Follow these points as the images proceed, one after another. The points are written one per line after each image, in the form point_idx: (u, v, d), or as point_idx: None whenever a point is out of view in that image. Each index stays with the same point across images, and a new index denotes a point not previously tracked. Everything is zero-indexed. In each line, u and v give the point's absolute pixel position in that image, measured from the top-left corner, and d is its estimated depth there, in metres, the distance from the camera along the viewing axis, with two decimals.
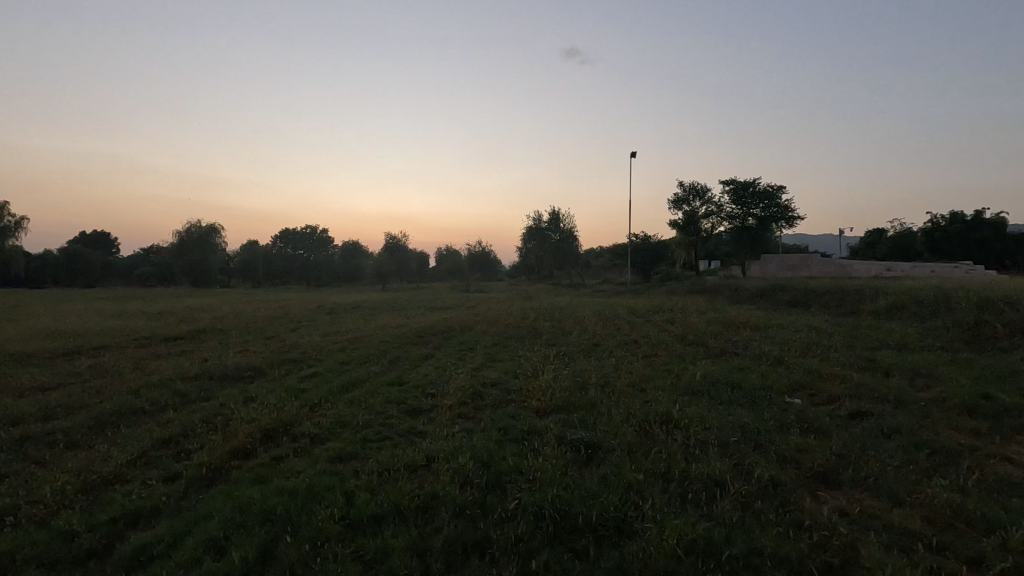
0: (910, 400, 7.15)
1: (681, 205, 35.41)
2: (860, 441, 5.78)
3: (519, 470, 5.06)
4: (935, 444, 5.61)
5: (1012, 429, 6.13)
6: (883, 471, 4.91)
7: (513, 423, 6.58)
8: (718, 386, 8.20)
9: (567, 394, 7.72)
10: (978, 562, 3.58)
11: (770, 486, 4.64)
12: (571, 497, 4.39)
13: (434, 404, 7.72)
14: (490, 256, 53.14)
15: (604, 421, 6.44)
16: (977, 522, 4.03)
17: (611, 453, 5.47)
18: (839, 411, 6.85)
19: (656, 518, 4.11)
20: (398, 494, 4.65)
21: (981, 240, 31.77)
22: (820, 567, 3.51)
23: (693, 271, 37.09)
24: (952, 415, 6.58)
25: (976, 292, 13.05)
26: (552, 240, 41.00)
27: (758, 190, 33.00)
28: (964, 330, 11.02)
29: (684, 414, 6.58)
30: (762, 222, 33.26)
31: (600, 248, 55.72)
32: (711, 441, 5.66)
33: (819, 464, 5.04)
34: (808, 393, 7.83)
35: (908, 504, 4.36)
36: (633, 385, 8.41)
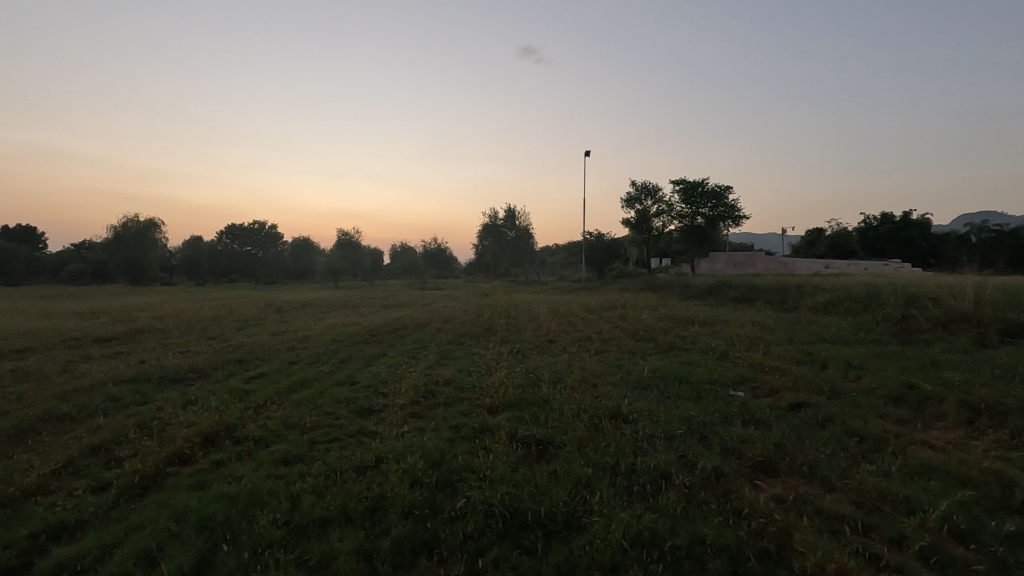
0: (843, 391, 7.56)
1: (634, 204, 36.14)
2: (797, 431, 6.06)
3: (469, 468, 5.05)
4: (865, 432, 5.94)
5: (932, 416, 6.58)
6: (817, 459, 5.16)
7: (465, 421, 6.56)
8: (666, 381, 8.43)
9: (519, 391, 7.75)
10: (900, 542, 3.81)
11: (712, 476, 4.81)
12: (521, 494, 4.41)
13: (386, 403, 7.60)
14: (446, 254, 52.75)
15: (556, 418, 6.51)
16: (900, 505, 4.30)
17: (562, 448, 5.53)
18: (778, 403, 7.16)
19: (603, 511, 4.18)
20: (345, 497, 4.55)
21: (909, 240, 33.95)
22: (756, 553, 3.65)
23: (646, 269, 37.96)
24: (880, 404, 7.00)
25: (903, 289, 13.93)
26: (508, 238, 41.06)
27: (706, 190, 34.09)
28: (892, 324, 11.75)
29: (633, 408, 6.73)
30: (710, 221, 34.36)
31: (555, 246, 56.31)
32: (658, 435, 5.81)
33: (758, 454, 5.25)
34: (751, 385, 8.15)
35: (840, 489, 4.60)
36: (586, 381, 8.54)
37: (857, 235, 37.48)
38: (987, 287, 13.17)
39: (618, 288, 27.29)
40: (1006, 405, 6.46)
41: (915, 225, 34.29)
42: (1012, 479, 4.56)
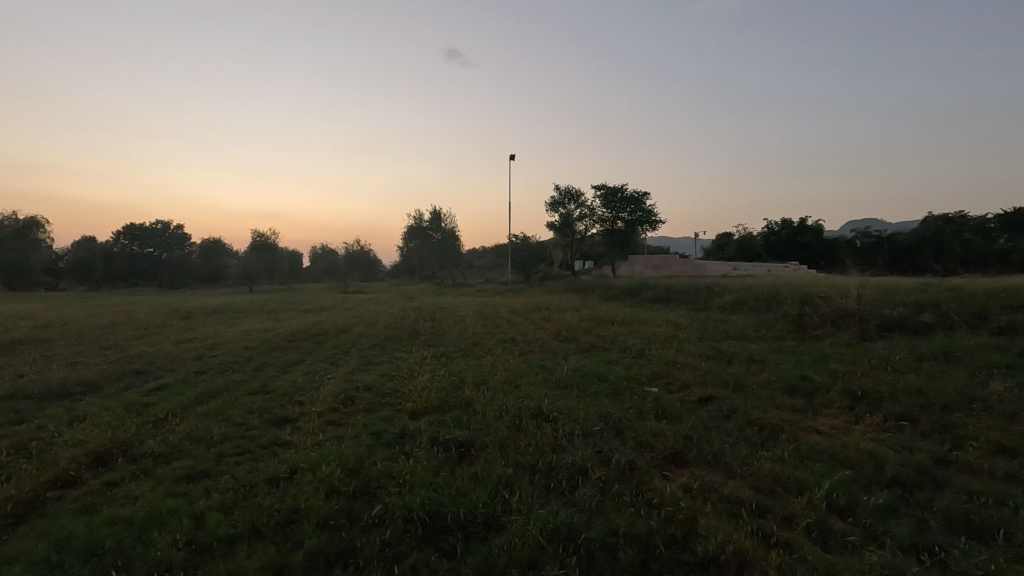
0: (746, 384, 8.15)
1: (557, 208, 36.90)
2: (705, 423, 6.46)
3: (389, 474, 4.97)
4: (764, 421, 6.43)
5: (821, 404, 7.24)
6: (721, 449, 5.53)
7: (386, 427, 6.43)
8: (586, 379, 8.69)
9: (442, 394, 7.72)
10: (791, 520, 4.16)
11: (627, 469, 5.03)
12: (441, 498, 4.39)
13: (302, 412, 7.30)
14: (371, 256, 51.03)
15: (478, 419, 6.53)
16: (791, 486, 4.70)
17: (483, 450, 5.57)
18: (689, 397, 7.60)
19: (522, 509, 4.24)
20: (255, 512, 4.33)
21: (805, 243, 37.28)
22: (664, 539, 3.85)
23: (570, 271, 38.88)
24: (778, 395, 7.61)
25: (798, 289, 15.20)
26: (434, 241, 40.57)
27: (625, 196, 35.72)
28: (790, 321, 12.81)
29: (553, 407, 6.88)
30: (630, 226, 35.67)
31: (481, 250, 56.52)
32: (577, 432, 5.98)
33: (669, 446, 5.55)
34: (665, 381, 8.59)
35: (740, 475, 4.95)
36: (509, 382, 8.64)
37: (761, 240, 40.58)
38: (867, 286, 14.69)
39: (544, 290, 27.80)
40: (880, 391, 7.23)
41: (810, 231, 37.71)
42: (884, 458, 5.11)
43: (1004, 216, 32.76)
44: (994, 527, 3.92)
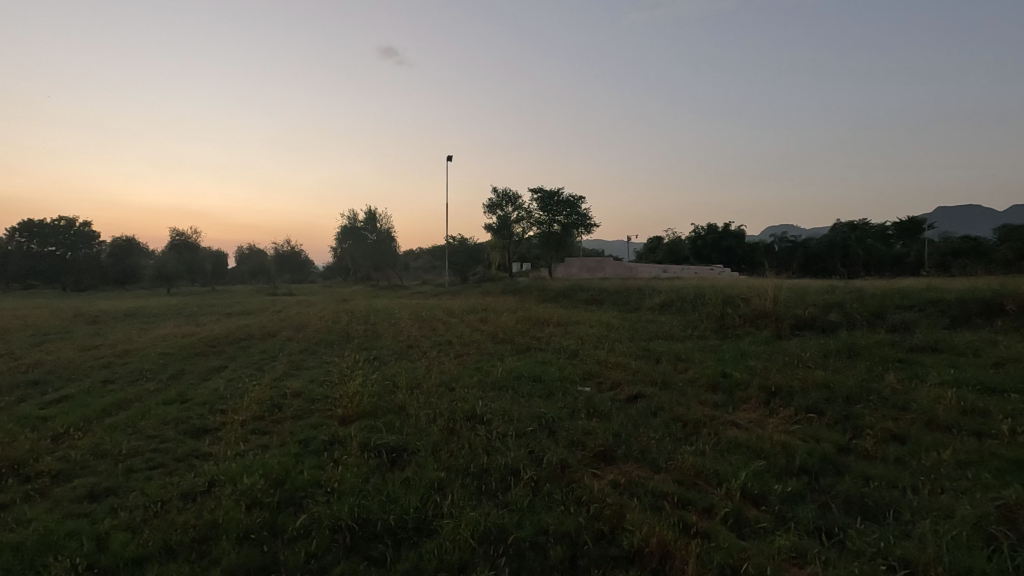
0: (672, 381, 8.52)
1: (494, 210, 36.94)
2: (633, 420, 6.70)
3: (317, 483, 4.81)
4: (688, 417, 6.75)
5: (739, 399, 7.68)
6: (648, 444, 5.75)
7: (315, 434, 6.22)
8: (521, 381, 8.77)
9: (375, 399, 7.55)
10: (711, 511, 4.38)
11: (558, 468, 5.12)
12: (371, 505, 4.30)
13: (223, 421, 6.93)
14: (300, 256, 49.42)
15: (411, 424, 6.44)
16: (711, 478, 4.96)
17: (416, 454, 5.51)
18: (619, 395, 7.85)
19: (454, 512, 4.23)
20: (168, 529, 4.06)
21: (728, 246, 39.72)
22: (592, 535, 3.95)
23: (508, 273, 39.12)
24: (701, 392, 8.01)
25: (721, 290, 16.08)
26: (369, 242, 39.58)
27: (561, 199, 36.48)
28: (713, 320, 13.51)
29: (487, 409, 6.90)
30: (566, 229, 36.34)
31: (418, 253, 55.86)
32: (511, 433, 6.03)
33: (599, 444, 5.70)
34: (596, 380, 8.83)
35: (665, 470, 5.17)
36: (444, 385, 8.59)
37: (688, 243, 42.66)
38: (782, 288, 15.77)
39: (481, 292, 27.82)
40: (791, 386, 7.77)
41: (733, 236, 40.20)
42: (793, 448, 5.49)
43: (902, 227, 36.04)
44: (886, 507, 4.31)
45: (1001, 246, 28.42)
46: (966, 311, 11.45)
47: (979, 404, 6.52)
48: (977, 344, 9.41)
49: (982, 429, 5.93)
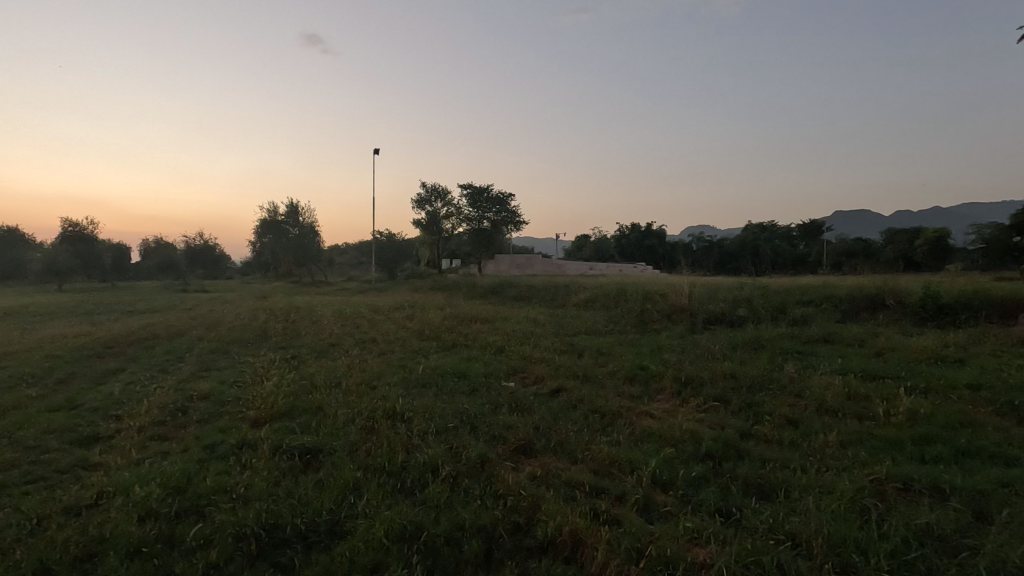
0: (593, 375, 8.79)
1: (423, 205, 36.34)
2: (554, 413, 6.85)
3: (222, 489, 4.55)
4: (606, 409, 6.98)
5: (654, 390, 8.07)
6: (567, 436, 5.90)
7: (222, 438, 5.87)
8: (445, 378, 8.72)
9: (291, 399, 7.24)
10: (622, 498, 4.56)
11: (478, 463, 5.14)
12: (280, 509, 4.12)
13: (119, 427, 6.40)
14: (214, 251, 46.36)
15: (328, 424, 6.23)
16: (624, 465, 5.16)
17: (332, 455, 5.33)
18: (542, 389, 8.00)
19: (369, 512, 4.14)
20: (45, 548, 3.70)
21: (650, 245, 41.70)
22: (507, 528, 4.00)
23: (437, 269, 38.65)
24: (620, 384, 8.32)
25: (642, 287, 16.75)
26: (291, 235, 37.68)
27: (490, 196, 36.64)
28: (634, 316, 14.08)
29: (409, 407, 6.80)
30: (495, 225, 36.79)
31: (344, 248, 54.10)
32: (432, 431, 5.98)
33: (519, 438, 5.78)
34: (520, 376, 8.94)
35: (582, 460, 5.33)
36: (366, 383, 8.39)
37: (614, 241, 44.22)
38: (698, 284, 16.70)
39: (409, 289, 27.35)
40: (701, 376, 8.25)
41: (655, 235, 42.19)
42: (700, 435, 5.82)
43: (806, 228, 39.18)
44: (778, 487, 4.66)
45: (887, 248, 31.55)
46: (854, 306, 12.63)
47: (861, 391, 7.20)
48: (862, 336, 10.41)
49: (863, 412, 6.56)
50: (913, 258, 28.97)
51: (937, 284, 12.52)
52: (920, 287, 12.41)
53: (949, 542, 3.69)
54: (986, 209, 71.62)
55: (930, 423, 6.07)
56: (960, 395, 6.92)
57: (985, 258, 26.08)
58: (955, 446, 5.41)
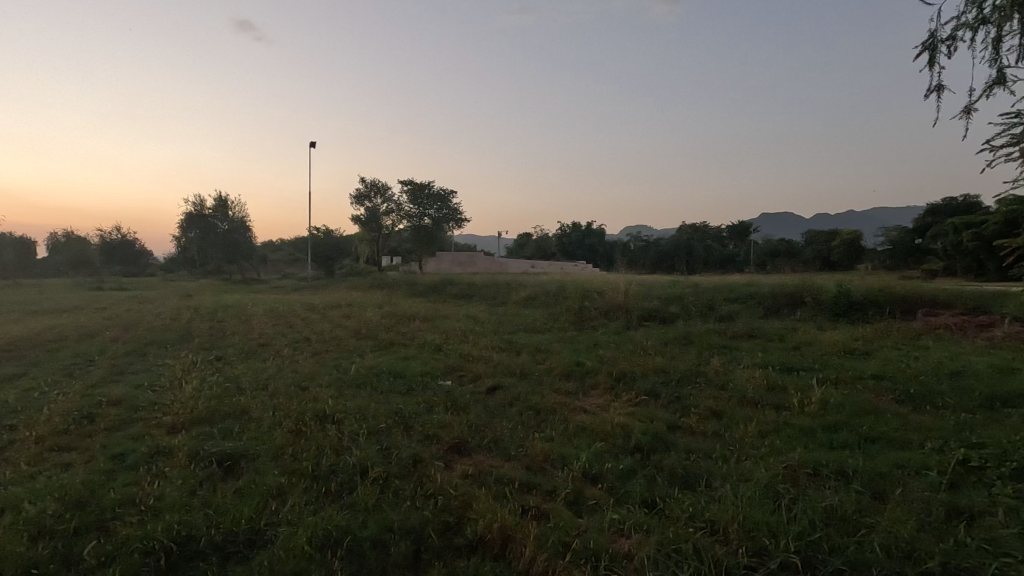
0: (530, 372, 8.87)
1: (362, 201, 35.40)
2: (490, 411, 6.85)
3: (131, 501, 4.25)
4: (541, 406, 7.06)
5: (589, 385, 8.24)
6: (502, 434, 5.91)
7: (134, 446, 5.48)
8: (381, 377, 8.54)
9: (213, 403, 6.86)
10: (553, 493, 4.62)
11: (410, 464, 5.07)
12: (195, 520, 3.89)
13: (13, 438, 5.83)
14: (133, 246, 43.22)
15: (252, 428, 5.95)
16: (556, 460, 5.24)
17: (255, 460, 5.10)
18: (479, 387, 8.00)
19: (292, 519, 3.98)
20: None
21: (591, 244, 42.66)
22: (437, 528, 3.96)
23: (377, 266, 37.82)
24: (557, 381, 8.44)
25: (581, 285, 17.06)
26: (220, 231, 35.68)
27: (432, 192, 36.14)
28: (573, 312, 14.34)
29: (341, 408, 6.60)
30: (437, 222, 36.39)
31: (278, 244, 51.90)
32: (364, 432, 5.83)
33: (454, 437, 5.75)
34: (458, 374, 8.88)
35: (515, 457, 5.36)
36: (297, 384, 8.08)
37: (555, 240, 44.87)
38: (634, 282, 17.19)
39: (347, 286, 26.60)
40: (634, 371, 8.50)
41: (595, 234, 43.31)
42: (630, 429, 5.99)
43: (735, 229, 41.31)
44: (701, 476, 4.87)
45: (807, 249, 33.75)
46: (776, 302, 13.40)
47: (780, 383, 7.65)
48: (782, 331, 11.05)
49: (781, 403, 6.96)
50: (830, 258, 31.15)
51: (849, 282, 13.50)
52: (834, 286, 13.35)
53: (850, 522, 3.98)
54: (892, 214, 78.15)
55: (839, 411, 6.52)
56: (866, 385, 7.49)
57: (891, 259, 28.42)
58: (859, 432, 5.84)
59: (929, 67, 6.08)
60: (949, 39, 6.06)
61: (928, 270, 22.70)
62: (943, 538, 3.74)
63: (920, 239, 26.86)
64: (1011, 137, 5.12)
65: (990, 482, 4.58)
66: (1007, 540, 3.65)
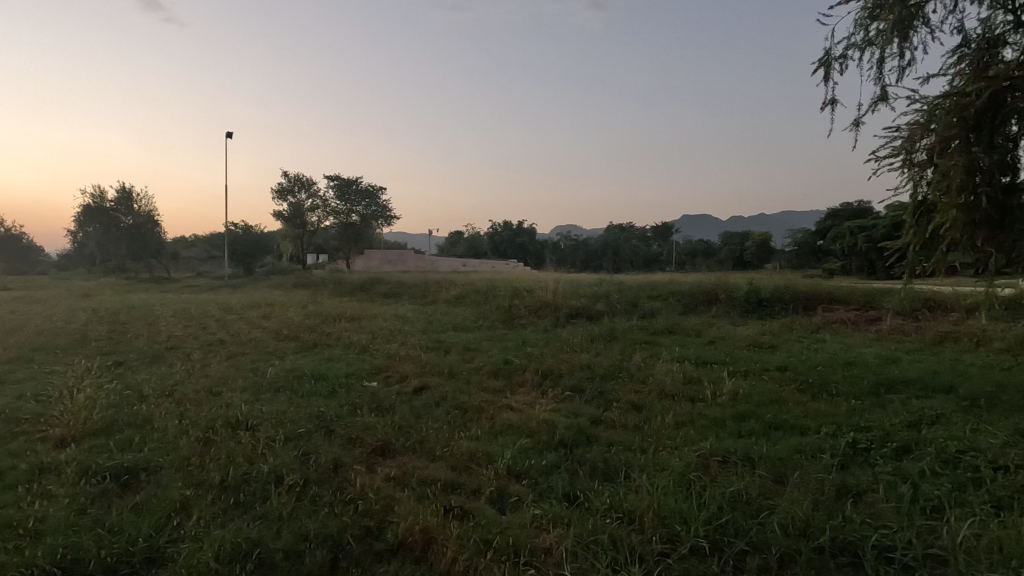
0: (458, 371, 8.82)
1: (284, 196, 33.78)
2: (416, 412, 6.75)
3: (8, 525, 3.82)
4: (468, 405, 7.03)
5: (516, 383, 8.31)
6: (427, 435, 5.84)
7: (13, 463, 4.93)
8: (302, 380, 8.19)
9: (110, 413, 6.30)
10: (477, 492, 4.62)
11: (330, 469, 4.89)
12: (84, 541, 3.56)
13: None
14: (19, 241, 38.90)
15: (156, 439, 5.52)
16: (482, 458, 5.24)
17: (157, 473, 4.74)
18: (406, 388, 7.86)
19: (198, 533, 3.74)
20: None
21: (522, 244, 43.06)
22: (356, 534, 3.85)
23: (301, 264, 36.26)
24: (485, 379, 8.45)
25: (510, 283, 17.17)
26: (122, 226, 32.82)
27: (359, 188, 35.07)
28: (502, 310, 14.43)
29: (256, 414, 6.26)
30: (365, 219, 35.43)
31: (191, 241, 48.52)
32: (281, 437, 5.57)
33: (377, 439, 5.61)
34: (384, 375, 8.68)
35: (440, 457, 5.31)
36: (208, 390, 7.58)
37: (487, 239, 44.92)
38: (562, 280, 17.53)
39: (268, 285, 25.31)
40: (561, 368, 8.65)
41: (526, 233, 43.81)
42: (555, 424, 6.10)
43: (658, 231, 43.14)
44: (621, 468, 5.04)
45: (723, 249, 35.81)
46: (694, 299, 14.12)
47: (696, 376, 8.06)
48: (699, 327, 11.66)
49: (696, 395, 7.33)
50: (743, 258, 33.22)
51: (758, 281, 14.46)
52: (745, 283, 14.25)
53: (754, 505, 4.25)
54: (797, 217, 84.61)
55: (747, 401, 6.96)
56: (771, 376, 8.04)
57: (796, 258, 30.74)
58: (764, 420, 6.27)
59: (824, 82, 6.61)
60: (841, 58, 6.62)
61: (827, 268, 24.74)
62: (833, 515, 4.08)
63: (821, 240, 29.22)
64: (892, 149, 5.67)
65: (874, 462, 5.06)
66: (886, 514, 4.04)
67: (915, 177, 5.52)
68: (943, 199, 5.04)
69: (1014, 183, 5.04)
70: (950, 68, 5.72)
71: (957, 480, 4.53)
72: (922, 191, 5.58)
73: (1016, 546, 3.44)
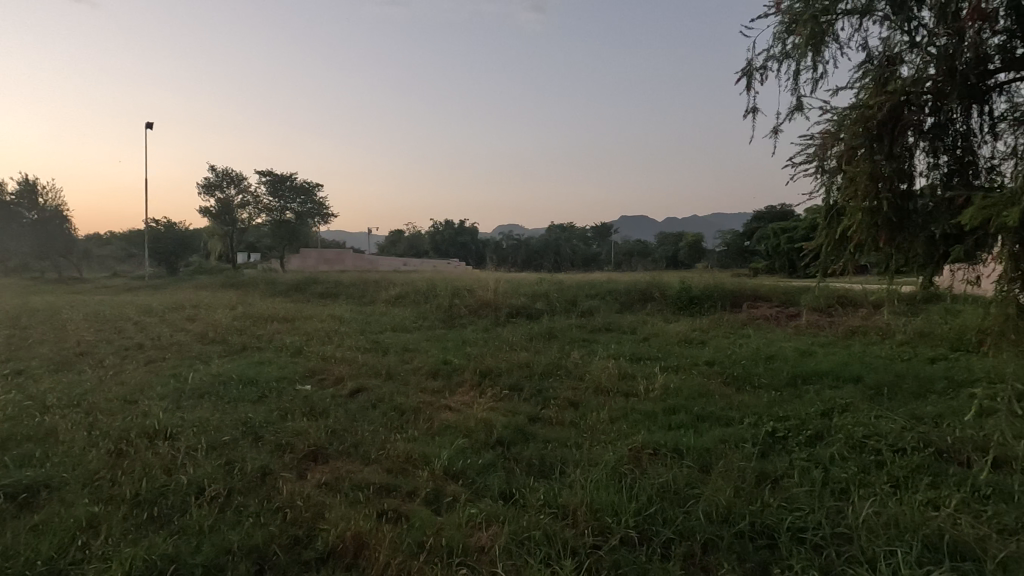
0: (396, 372, 8.66)
1: (212, 191, 32.01)
2: (351, 415, 6.57)
3: None
4: (406, 406, 6.92)
5: (456, 383, 8.26)
6: (362, 438, 5.70)
7: None
8: (229, 385, 7.79)
9: (7, 427, 5.74)
10: (413, 494, 4.56)
11: (257, 477, 4.68)
12: None
13: None
14: None
15: (61, 453, 5.09)
16: (418, 460, 5.18)
17: (62, 489, 4.37)
18: (341, 390, 7.64)
19: (107, 552, 3.48)
20: None
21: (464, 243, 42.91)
22: (283, 544, 3.70)
23: (231, 264, 34.51)
24: (423, 380, 8.35)
25: (451, 282, 17.04)
26: (25, 221, 30.10)
27: (294, 184, 33.63)
28: (443, 310, 14.32)
29: (177, 422, 5.90)
30: (300, 217, 34.15)
31: (105, 239, 45.07)
32: (204, 446, 5.28)
33: (309, 444, 5.43)
34: (318, 378, 8.40)
35: (375, 460, 5.20)
36: (123, 399, 7.07)
37: (428, 238, 44.43)
38: (503, 280, 17.61)
39: (193, 286, 23.90)
40: (500, 367, 8.69)
41: (468, 232, 43.70)
42: (493, 423, 6.11)
43: (597, 231, 44.15)
44: (557, 464, 5.12)
45: (658, 250, 37.14)
46: (630, 298, 14.55)
47: (630, 372, 8.30)
48: (634, 324, 12.02)
49: (630, 390, 7.56)
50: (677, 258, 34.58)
51: (689, 279, 15.08)
52: (678, 282, 14.82)
53: (680, 494, 4.44)
54: (727, 218, 88.84)
55: (677, 395, 7.25)
56: (700, 370, 8.42)
57: (725, 258, 32.32)
58: (693, 413, 6.54)
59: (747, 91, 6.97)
60: (761, 69, 7.00)
61: (753, 268, 26.17)
62: (753, 501, 4.32)
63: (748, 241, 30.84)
64: (807, 156, 6.05)
65: (790, 449, 5.40)
66: (799, 497, 4.32)
67: (827, 182, 5.93)
68: (851, 203, 5.43)
69: (911, 189, 5.52)
70: (857, 82, 6.17)
71: (862, 463, 4.91)
72: (833, 195, 6.00)
73: (909, 520, 3.77)
